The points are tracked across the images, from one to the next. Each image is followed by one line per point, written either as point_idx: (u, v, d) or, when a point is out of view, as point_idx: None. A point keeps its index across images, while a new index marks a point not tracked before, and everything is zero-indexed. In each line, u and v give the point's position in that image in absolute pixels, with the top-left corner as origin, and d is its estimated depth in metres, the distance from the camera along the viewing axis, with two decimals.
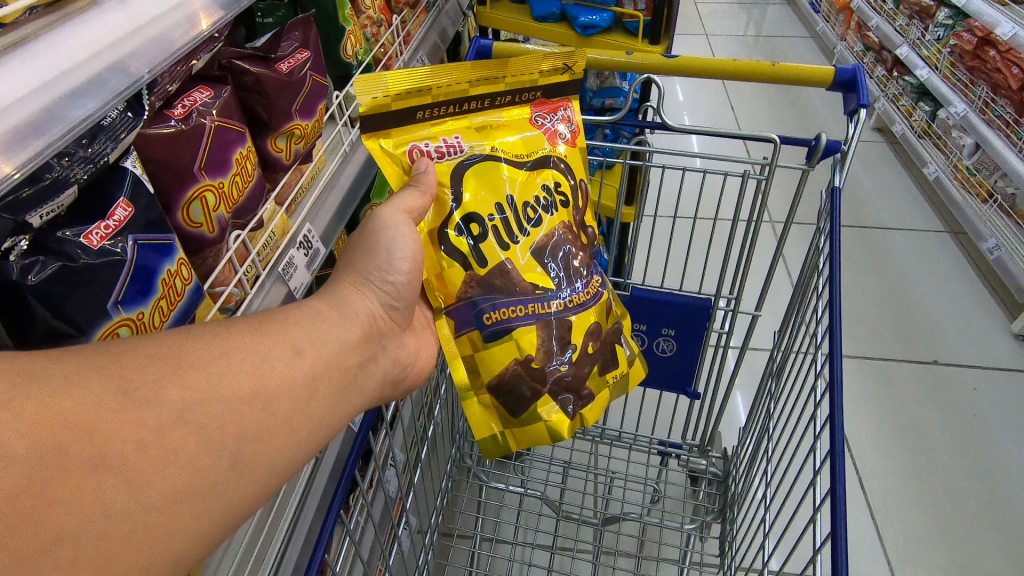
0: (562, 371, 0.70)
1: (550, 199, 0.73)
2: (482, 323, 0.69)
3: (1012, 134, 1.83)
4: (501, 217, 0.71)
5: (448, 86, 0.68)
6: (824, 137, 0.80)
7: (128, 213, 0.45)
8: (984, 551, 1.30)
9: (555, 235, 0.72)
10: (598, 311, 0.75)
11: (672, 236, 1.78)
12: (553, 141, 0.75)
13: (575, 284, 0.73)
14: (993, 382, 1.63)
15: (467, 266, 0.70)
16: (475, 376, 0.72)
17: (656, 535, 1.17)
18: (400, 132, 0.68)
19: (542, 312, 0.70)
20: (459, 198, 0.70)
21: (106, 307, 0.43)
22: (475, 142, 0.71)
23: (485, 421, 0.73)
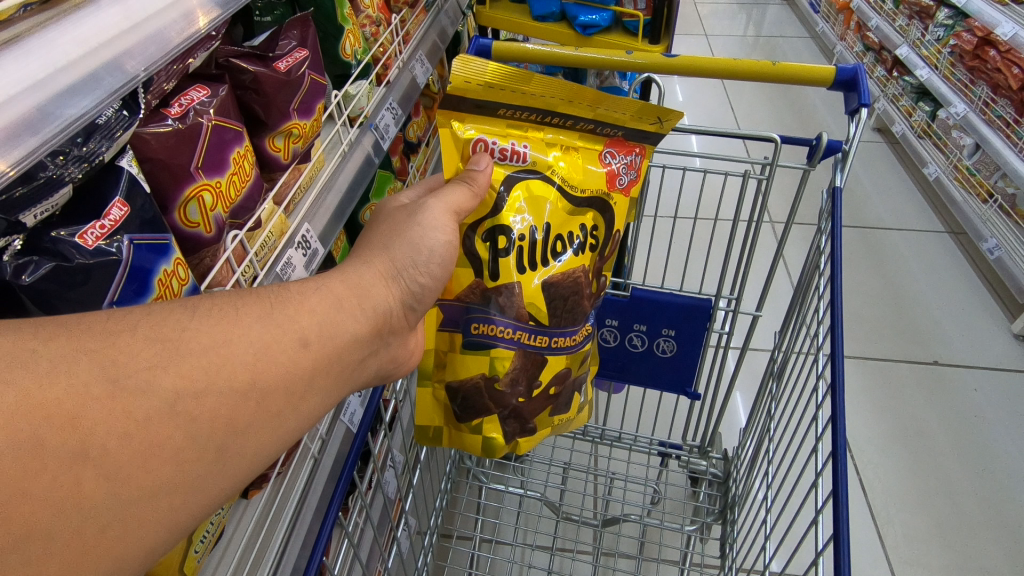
0: (516, 400, 0.71)
1: (580, 239, 0.72)
2: (468, 329, 0.70)
3: (1011, 134, 1.83)
4: (530, 239, 0.69)
5: (540, 96, 0.66)
6: (824, 137, 0.79)
7: (123, 213, 0.45)
8: (985, 551, 1.30)
9: (574, 276, 0.71)
10: (574, 358, 0.74)
11: (672, 236, 1.78)
12: (610, 183, 0.73)
13: (569, 329, 0.72)
14: (993, 381, 1.63)
15: (479, 273, 0.69)
16: (440, 370, 0.73)
17: (656, 536, 1.17)
18: (475, 121, 0.68)
19: (525, 341, 0.70)
20: (500, 205, 0.68)
21: (101, 304, 0.43)
22: (540, 155, 0.70)
23: (431, 412, 0.74)
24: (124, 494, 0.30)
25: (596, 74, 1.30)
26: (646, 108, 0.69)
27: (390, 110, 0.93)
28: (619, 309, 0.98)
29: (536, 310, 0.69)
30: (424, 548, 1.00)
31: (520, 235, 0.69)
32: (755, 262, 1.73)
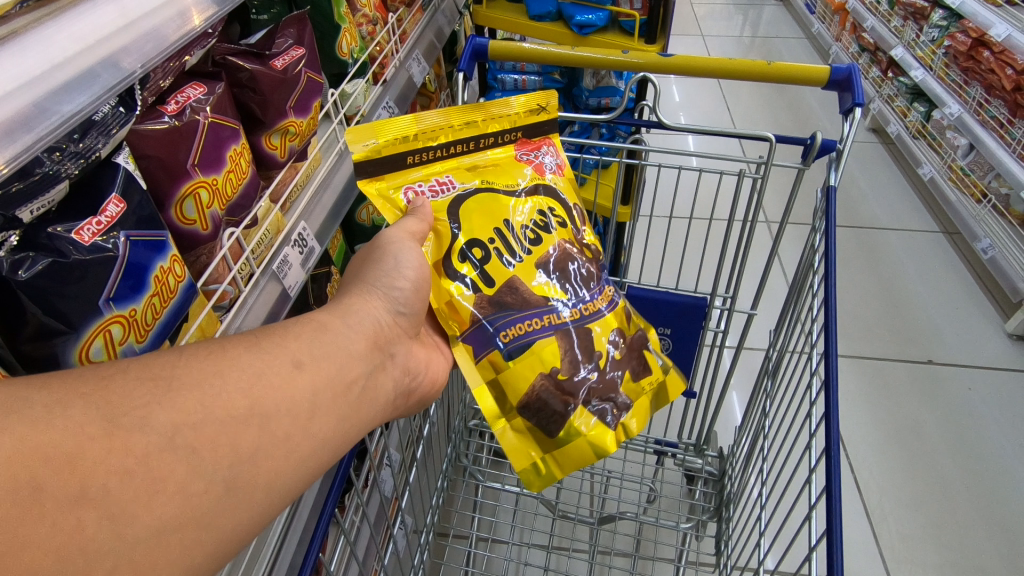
0: (591, 380, 0.71)
1: (547, 220, 0.75)
2: (501, 342, 0.69)
3: (1005, 134, 1.84)
4: (501, 240, 0.72)
5: (432, 130, 0.70)
6: (819, 136, 0.80)
7: (120, 209, 0.45)
8: (981, 550, 1.30)
9: (559, 249, 0.74)
10: (617, 318, 0.77)
11: (668, 235, 1.78)
12: (540, 173, 0.77)
13: (587, 292, 0.75)
14: (986, 381, 1.64)
15: (474, 289, 0.70)
16: (502, 400, 0.71)
17: (652, 534, 1.18)
18: (394, 177, 0.70)
19: (558, 322, 0.71)
20: (457, 224, 0.71)
21: (98, 303, 0.42)
22: (464, 179, 0.73)
23: (524, 448, 0.71)
24: (130, 536, 0.30)
25: (592, 75, 1.30)
26: (526, 99, 0.75)
27: (386, 109, 0.93)
28: None
29: (546, 290, 0.72)
30: (419, 546, 0.99)
31: (491, 242, 0.72)
32: (750, 262, 1.74)
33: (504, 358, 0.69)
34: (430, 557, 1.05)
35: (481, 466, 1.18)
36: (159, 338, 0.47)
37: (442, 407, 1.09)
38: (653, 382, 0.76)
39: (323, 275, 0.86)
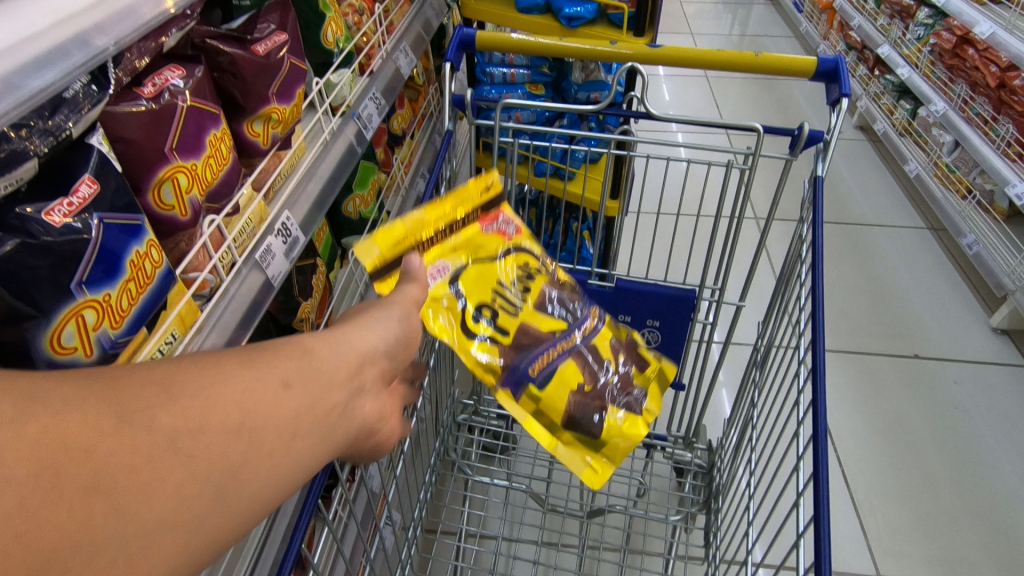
0: (610, 380, 0.80)
1: (526, 272, 0.81)
2: (530, 376, 0.75)
3: (989, 131, 1.85)
4: (498, 301, 0.78)
5: (418, 224, 0.71)
6: (806, 126, 0.80)
7: (93, 191, 0.44)
8: (967, 541, 1.31)
9: (546, 291, 0.81)
10: (611, 327, 0.85)
11: (657, 230, 1.78)
12: (505, 238, 0.81)
13: (580, 313, 0.82)
14: (971, 374, 1.66)
15: (494, 346, 0.75)
16: (547, 421, 0.76)
17: (641, 527, 1.18)
18: (400, 279, 0.69)
19: (568, 346, 0.79)
20: (462, 294, 0.75)
21: (69, 287, 0.41)
22: (455, 262, 0.76)
23: (581, 458, 0.76)
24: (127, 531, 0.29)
25: (581, 69, 1.29)
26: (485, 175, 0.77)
27: (373, 100, 0.92)
28: (604, 300, 0.99)
29: (547, 329, 0.79)
30: (407, 542, 0.98)
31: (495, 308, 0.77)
32: (739, 257, 1.74)
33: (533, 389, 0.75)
34: (418, 553, 1.05)
35: (470, 461, 1.18)
36: (136, 324, 0.47)
37: (431, 401, 1.09)
38: (654, 373, 0.84)
39: (309, 266, 0.85)
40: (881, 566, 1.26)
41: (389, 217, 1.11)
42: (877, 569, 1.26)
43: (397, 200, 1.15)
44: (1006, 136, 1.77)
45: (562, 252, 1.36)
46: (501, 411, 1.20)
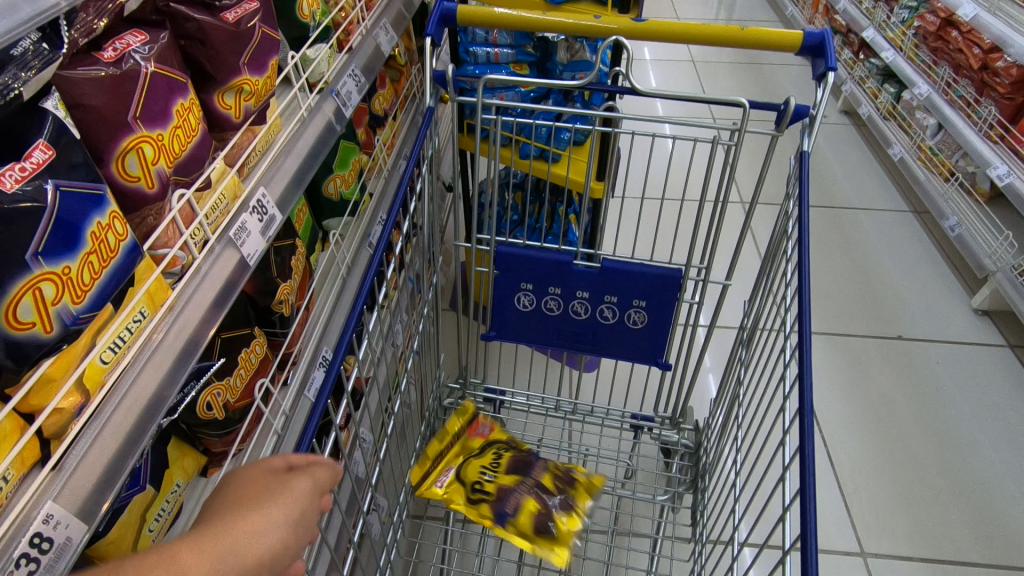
0: (558, 502, 0.95)
1: (499, 455, 1.03)
2: (507, 512, 0.93)
3: (972, 113, 1.86)
4: (481, 480, 0.98)
5: (428, 467, 1.00)
6: (793, 101, 0.78)
7: (48, 156, 0.42)
8: (948, 518, 1.33)
9: (514, 457, 1.02)
10: (560, 467, 1.03)
11: (644, 214, 1.77)
12: (483, 435, 1.07)
13: (537, 465, 1.01)
14: (952, 355, 1.68)
15: (485, 502, 0.94)
16: (522, 534, 0.90)
17: (629, 509, 1.18)
18: (427, 480, 0.98)
19: (527, 481, 0.98)
20: (460, 486, 0.97)
21: (25, 258, 0.40)
22: (456, 470, 1.00)
23: (545, 547, 0.89)
24: None
25: (566, 48, 1.27)
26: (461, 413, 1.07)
27: (352, 77, 0.88)
28: (590, 280, 0.98)
29: (514, 481, 0.98)
30: (393, 527, 0.98)
31: (476, 476, 0.97)
32: (725, 241, 1.74)
33: (513, 522, 0.91)
34: (405, 537, 1.04)
35: None
36: (99, 301, 0.45)
37: (416, 385, 1.08)
38: (583, 486, 1.00)
39: (287, 247, 0.82)
40: (864, 543, 1.28)
41: (371, 199, 1.09)
42: (861, 546, 1.28)
43: (379, 182, 1.13)
44: (989, 118, 1.78)
45: (548, 236, 1.34)
46: (488, 394, 1.18)
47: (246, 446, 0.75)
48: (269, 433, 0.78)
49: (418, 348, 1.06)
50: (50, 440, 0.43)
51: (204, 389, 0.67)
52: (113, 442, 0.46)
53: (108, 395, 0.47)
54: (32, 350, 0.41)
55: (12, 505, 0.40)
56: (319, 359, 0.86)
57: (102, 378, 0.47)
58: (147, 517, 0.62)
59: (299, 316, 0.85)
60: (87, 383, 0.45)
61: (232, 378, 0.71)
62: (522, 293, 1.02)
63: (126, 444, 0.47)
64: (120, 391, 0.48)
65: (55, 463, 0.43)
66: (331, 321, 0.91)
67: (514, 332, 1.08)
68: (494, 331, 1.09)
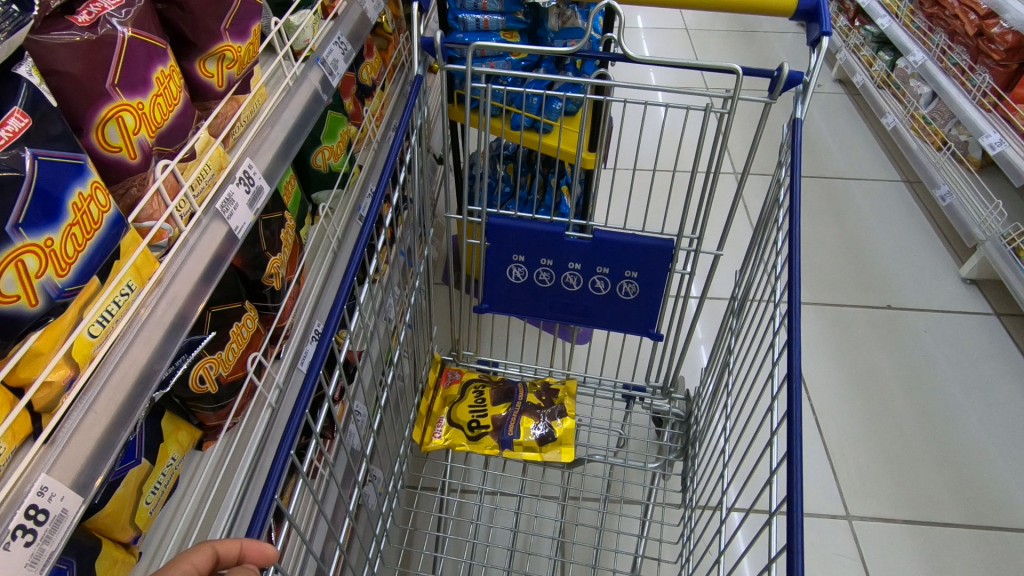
0: (550, 416, 1.06)
1: (477, 386, 1.11)
2: (510, 435, 1.04)
3: (966, 81, 1.85)
4: (474, 415, 1.06)
5: (426, 429, 1.06)
6: (787, 67, 0.77)
7: (23, 124, 0.41)
8: (931, 481, 1.37)
9: (492, 385, 1.11)
10: (532, 385, 1.12)
11: (636, 185, 1.76)
12: (455, 379, 1.13)
13: (515, 387, 1.11)
14: (940, 324, 1.70)
15: (487, 432, 1.04)
16: (529, 448, 1.03)
17: (621, 476, 1.20)
18: (431, 439, 1.04)
19: (515, 406, 1.08)
20: (460, 425, 1.05)
21: (5, 229, 0.39)
22: (451, 416, 1.07)
23: (558, 453, 1.03)
24: None
25: (557, 15, 1.24)
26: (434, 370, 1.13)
27: (338, 44, 0.86)
28: (582, 252, 0.97)
29: (504, 408, 1.07)
30: (388, 497, 0.99)
31: (470, 416, 1.06)
32: (717, 212, 1.74)
33: (518, 442, 1.03)
34: (401, 507, 1.06)
35: None
36: (85, 274, 0.45)
37: (409, 358, 1.08)
38: (563, 392, 1.11)
39: (276, 220, 0.82)
40: (850, 507, 1.32)
41: (360, 171, 1.08)
42: (847, 510, 1.31)
43: (368, 154, 1.11)
44: (982, 86, 1.77)
45: (541, 208, 1.33)
46: (481, 366, 1.19)
47: (240, 420, 0.75)
48: (263, 406, 0.78)
49: (412, 320, 1.06)
50: (42, 413, 0.44)
51: (196, 363, 0.67)
52: (105, 416, 0.46)
53: (98, 369, 0.47)
54: (19, 324, 0.41)
55: (7, 477, 0.41)
56: (311, 333, 0.86)
57: (91, 352, 0.46)
58: (143, 490, 0.63)
59: (291, 290, 0.84)
60: (76, 357, 0.45)
61: (224, 352, 0.71)
62: (514, 265, 1.02)
63: (119, 417, 0.47)
64: (110, 365, 0.47)
65: (47, 436, 0.43)
66: (323, 294, 0.91)
67: (506, 304, 1.09)
68: (486, 303, 1.09)
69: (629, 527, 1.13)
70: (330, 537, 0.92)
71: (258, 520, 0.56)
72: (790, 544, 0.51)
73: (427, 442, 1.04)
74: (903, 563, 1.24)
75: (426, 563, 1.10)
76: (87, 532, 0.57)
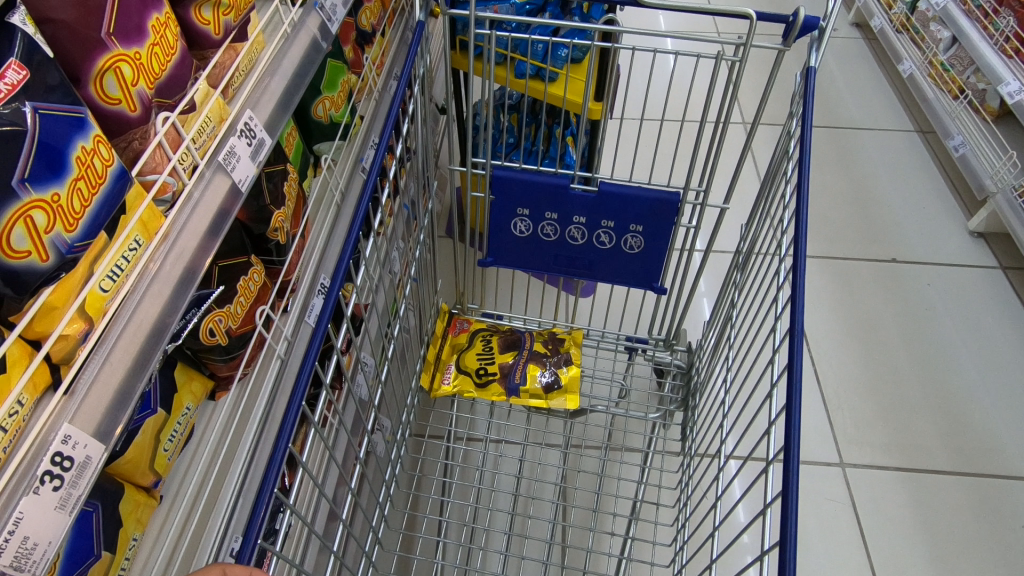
0: (555, 365, 1.08)
1: (485, 336, 1.13)
2: (516, 383, 1.07)
3: (988, 25, 1.77)
4: (480, 363, 1.09)
5: (433, 375, 1.09)
6: (803, 12, 0.74)
7: (21, 77, 0.41)
8: (924, 431, 1.40)
9: (499, 334, 1.13)
10: (540, 334, 1.14)
11: (643, 135, 1.72)
12: (462, 329, 1.14)
13: (523, 336, 1.12)
14: (944, 278, 1.69)
15: (494, 380, 1.07)
16: (534, 395, 1.06)
17: (622, 426, 1.23)
18: (438, 386, 1.08)
19: (521, 353, 1.10)
20: (466, 373, 1.08)
21: (11, 185, 0.40)
22: (458, 364, 1.10)
23: (563, 400, 1.05)
24: None
25: None
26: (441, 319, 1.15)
27: None
28: (586, 205, 0.97)
29: (510, 356, 1.09)
30: (397, 444, 1.02)
31: (477, 363, 1.09)
32: (725, 164, 1.71)
33: (524, 389, 1.06)
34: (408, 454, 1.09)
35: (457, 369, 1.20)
36: (93, 228, 0.45)
37: (414, 311, 1.09)
38: (570, 341, 1.12)
39: (279, 172, 0.81)
40: (844, 455, 1.36)
41: (362, 122, 1.06)
42: (841, 457, 1.35)
43: (369, 104, 1.09)
44: (1005, 30, 1.69)
45: (545, 159, 1.30)
46: (485, 319, 1.20)
47: (251, 371, 0.77)
48: (272, 357, 0.80)
49: (416, 273, 1.07)
50: (60, 365, 0.45)
51: (206, 316, 0.68)
52: (121, 367, 0.47)
53: (112, 322, 0.48)
54: (30, 280, 0.41)
55: (30, 427, 0.42)
56: (317, 287, 0.87)
57: (103, 306, 0.47)
58: (161, 438, 0.65)
59: (296, 243, 0.84)
60: (89, 311, 0.46)
61: (232, 305, 0.72)
62: (518, 219, 1.02)
63: (133, 369, 0.48)
64: (123, 318, 0.48)
65: (67, 388, 0.45)
66: (327, 248, 0.91)
67: (510, 257, 1.09)
68: (490, 257, 1.09)
69: (629, 473, 1.17)
70: (341, 482, 0.96)
71: (248, 549, 0.55)
72: (785, 492, 0.52)
73: (435, 389, 1.07)
74: (891, 507, 1.29)
75: (433, 505, 1.15)
76: (110, 477, 0.60)
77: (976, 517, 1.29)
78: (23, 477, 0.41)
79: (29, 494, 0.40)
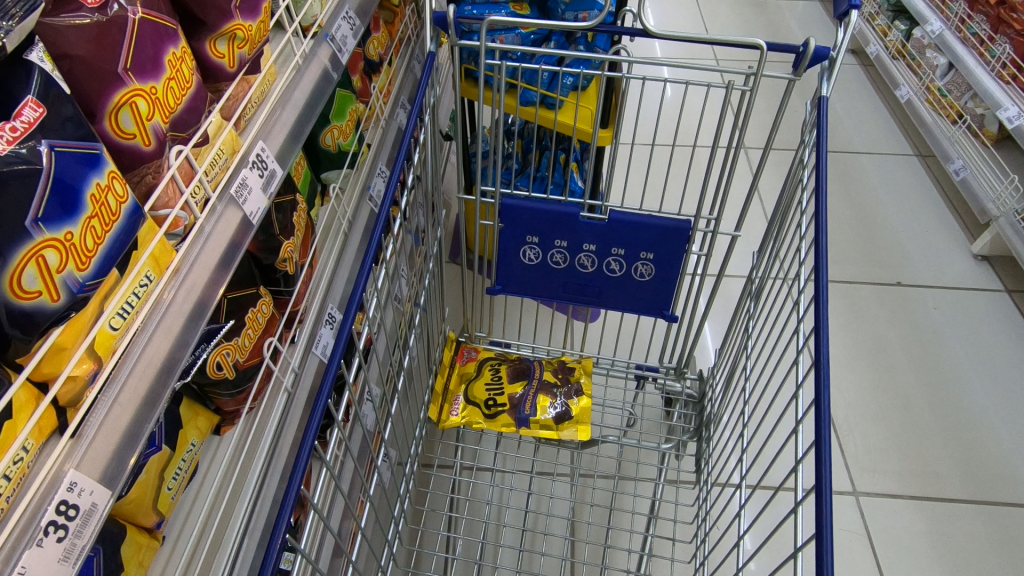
0: (567, 393, 1.07)
1: (494, 367, 1.10)
2: (525, 414, 1.04)
3: (985, 51, 1.78)
4: (489, 395, 1.07)
5: (439, 407, 1.08)
6: (813, 42, 0.73)
7: (38, 114, 0.40)
8: (937, 456, 1.38)
9: (508, 365, 1.11)
10: (549, 363, 1.12)
11: (649, 162, 1.73)
12: (467, 360, 1.12)
13: (533, 366, 1.10)
14: (951, 302, 1.68)
15: (502, 412, 1.05)
16: (545, 426, 1.04)
17: (633, 455, 1.21)
18: (446, 419, 1.05)
19: (531, 384, 1.08)
20: (472, 405, 1.06)
21: (25, 224, 0.38)
22: (467, 395, 1.07)
23: (575, 430, 1.03)
24: None
25: None
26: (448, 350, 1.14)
27: (346, 19, 0.82)
28: (596, 233, 0.96)
29: (519, 387, 1.07)
30: (404, 475, 1.00)
31: (486, 394, 1.06)
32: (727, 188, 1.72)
33: (534, 420, 1.04)
34: (416, 486, 1.07)
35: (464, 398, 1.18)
36: (105, 266, 0.44)
37: (422, 339, 1.08)
38: (579, 369, 1.11)
39: (288, 203, 0.81)
40: (857, 483, 1.33)
41: (369, 149, 1.06)
42: (854, 486, 1.33)
43: (377, 132, 1.08)
44: (1002, 57, 1.71)
45: (552, 186, 1.30)
46: (493, 347, 1.19)
47: (258, 404, 0.75)
48: (280, 391, 0.76)
49: (426, 300, 1.06)
50: (67, 408, 0.43)
51: (214, 349, 0.67)
52: (130, 407, 0.46)
53: (121, 361, 0.47)
54: (41, 320, 0.40)
55: (35, 473, 0.41)
56: (325, 317, 0.84)
57: (113, 345, 0.46)
58: (164, 476, 0.63)
59: (304, 274, 0.84)
60: (99, 350, 0.44)
61: (240, 338, 0.71)
62: (528, 247, 1.01)
63: (143, 408, 0.47)
64: (133, 356, 0.47)
65: (74, 431, 0.43)
66: (335, 276, 0.90)
67: (519, 285, 1.08)
68: (499, 284, 1.08)
69: (642, 504, 1.15)
70: (347, 516, 0.93)
71: None
72: (817, 534, 0.51)
73: (442, 421, 1.05)
74: (907, 536, 1.26)
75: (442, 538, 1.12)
76: (113, 519, 0.58)
77: (994, 546, 1.25)
78: (27, 527, 0.39)
79: (33, 546, 0.38)
